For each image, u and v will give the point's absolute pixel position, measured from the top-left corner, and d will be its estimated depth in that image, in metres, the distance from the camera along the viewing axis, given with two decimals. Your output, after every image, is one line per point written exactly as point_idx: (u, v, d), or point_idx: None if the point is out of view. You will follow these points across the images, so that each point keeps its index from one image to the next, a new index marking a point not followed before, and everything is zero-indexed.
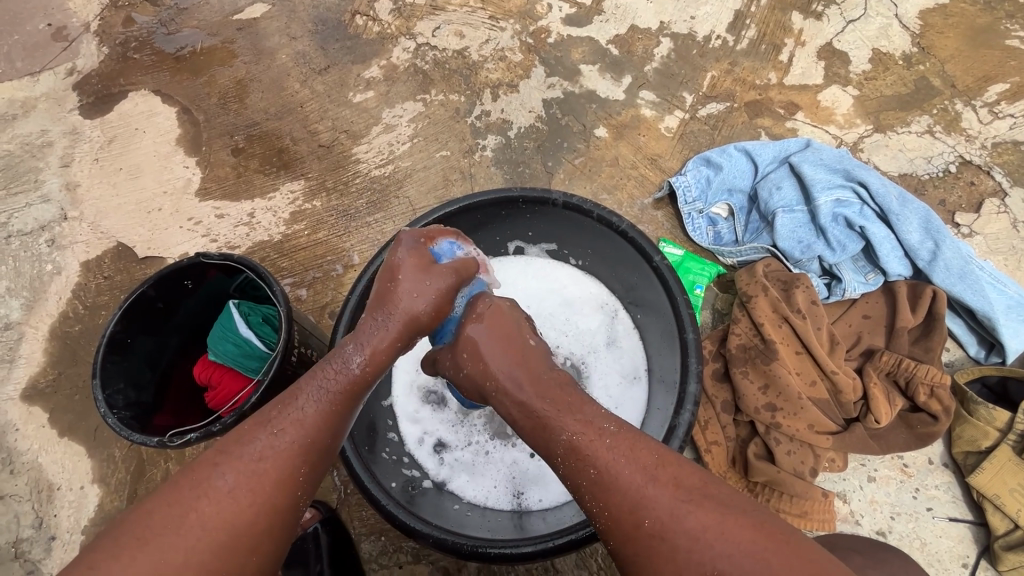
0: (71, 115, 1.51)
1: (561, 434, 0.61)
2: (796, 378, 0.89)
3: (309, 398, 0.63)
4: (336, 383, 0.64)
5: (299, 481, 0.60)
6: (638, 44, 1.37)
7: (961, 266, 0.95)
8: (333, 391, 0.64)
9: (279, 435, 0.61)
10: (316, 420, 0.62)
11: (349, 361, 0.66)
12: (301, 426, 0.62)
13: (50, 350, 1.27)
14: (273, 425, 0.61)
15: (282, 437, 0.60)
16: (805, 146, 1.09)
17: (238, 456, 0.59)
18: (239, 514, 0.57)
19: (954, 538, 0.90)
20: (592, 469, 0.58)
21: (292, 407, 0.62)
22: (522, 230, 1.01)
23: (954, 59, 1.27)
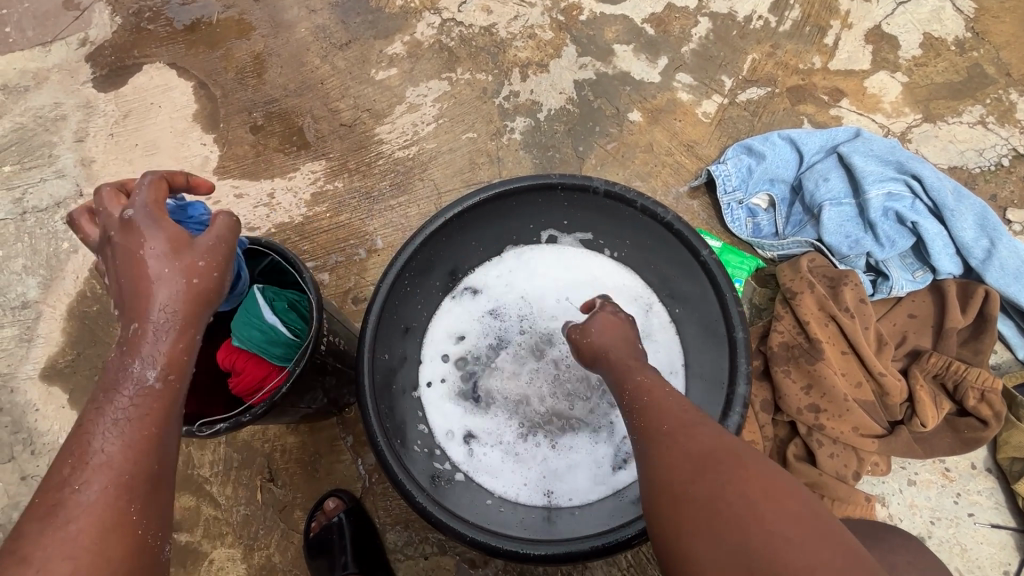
0: (85, 87, 1.47)
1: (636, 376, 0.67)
2: (842, 378, 0.86)
3: (109, 428, 0.51)
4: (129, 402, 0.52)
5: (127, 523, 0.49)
6: (675, 23, 1.31)
7: (1017, 266, 0.92)
8: (132, 410, 0.52)
9: (83, 488, 0.48)
10: (120, 437, 0.51)
11: (135, 369, 0.54)
12: (114, 464, 0.50)
13: (68, 330, 1.25)
14: (69, 472, 0.49)
15: (89, 488, 0.48)
16: (854, 135, 1.04)
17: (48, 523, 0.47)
18: (83, 547, 0.46)
19: (995, 544, 0.88)
20: (644, 395, 0.63)
21: (86, 443, 0.50)
22: (557, 219, 0.97)
23: (1009, 46, 1.20)
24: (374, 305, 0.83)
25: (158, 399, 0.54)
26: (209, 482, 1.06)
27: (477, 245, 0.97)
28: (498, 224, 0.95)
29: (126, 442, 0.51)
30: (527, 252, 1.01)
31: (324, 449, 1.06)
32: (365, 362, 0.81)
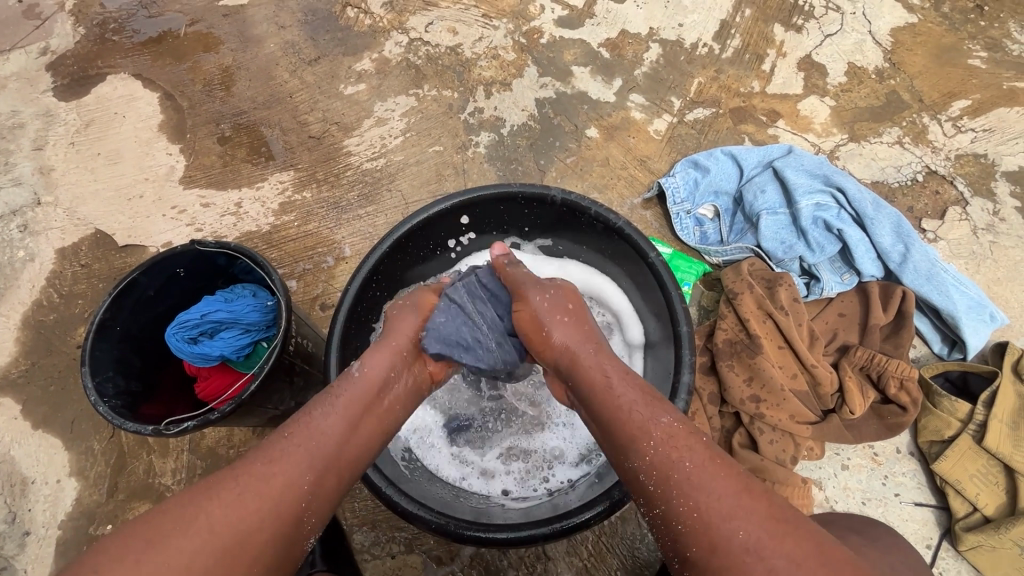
0: (45, 96, 1.46)
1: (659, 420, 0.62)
2: (779, 370, 0.95)
3: (324, 409, 0.67)
4: (344, 391, 0.69)
5: (305, 488, 0.60)
6: (628, 48, 1.41)
7: (928, 268, 1.03)
8: (342, 397, 0.69)
9: (286, 439, 0.63)
10: (327, 415, 0.66)
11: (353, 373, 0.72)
12: (314, 435, 0.63)
13: (22, 339, 1.22)
14: (284, 431, 0.64)
15: (290, 441, 0.62)
16: (787, 152, 1.15)
17: (250, 466, 0.60)
18: (295, 455, 0.61)
19: (919, 521, 0.95)
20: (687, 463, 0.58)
21: (306, 416, 0.65)
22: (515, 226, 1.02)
23: (922, 75, 1.35)
24: (342, 306, 0.87)
25: (366, 390, 0.70)
26: (172, 491, 1.08)
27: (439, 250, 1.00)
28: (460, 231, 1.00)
29: (332, 423, 0.65)
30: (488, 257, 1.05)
31: None
32: (331, 364, 0.84)
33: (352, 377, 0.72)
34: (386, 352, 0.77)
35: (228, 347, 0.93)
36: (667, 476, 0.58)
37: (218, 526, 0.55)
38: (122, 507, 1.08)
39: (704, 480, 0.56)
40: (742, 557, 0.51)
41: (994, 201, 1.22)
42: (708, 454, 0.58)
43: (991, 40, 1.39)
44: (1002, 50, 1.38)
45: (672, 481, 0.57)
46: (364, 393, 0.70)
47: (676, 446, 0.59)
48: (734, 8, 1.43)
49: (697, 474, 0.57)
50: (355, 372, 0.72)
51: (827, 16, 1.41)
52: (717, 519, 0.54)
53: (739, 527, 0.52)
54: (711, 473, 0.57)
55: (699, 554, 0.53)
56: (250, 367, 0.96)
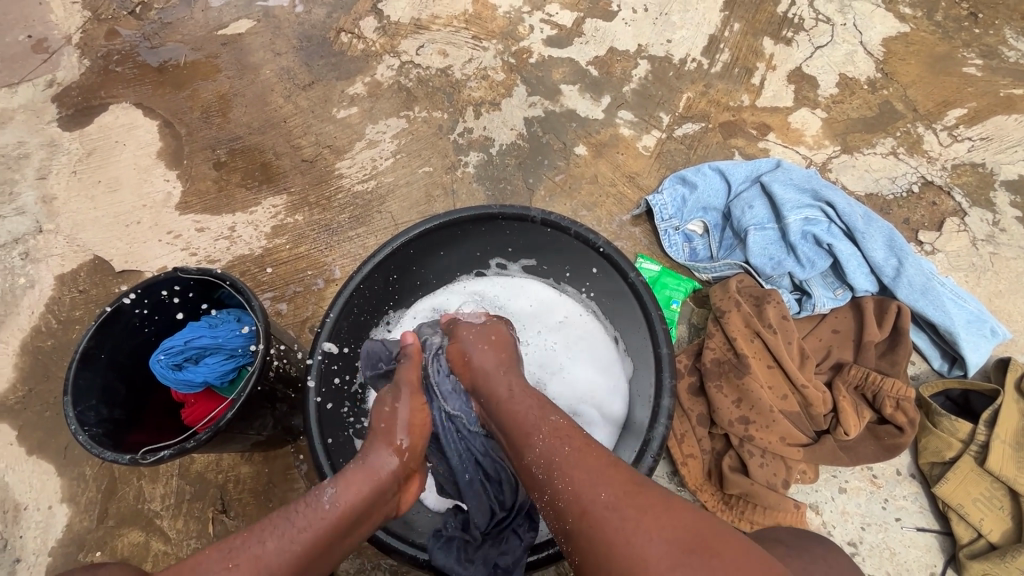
0: (49, 126, 1.50)
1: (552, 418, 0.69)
2: (768, 391, 0.93)
3: (280, 539, 0.60)
4: (307, 525, 0.62)
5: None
6: (617, 65, 1.41)
7: (923, 282, 1.00)
8: (303, 531, 0.62)
9: (229, 573, 0.56)
10: (279, 560, 0.59)
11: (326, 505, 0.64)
12: (259, 572, 0.57)
13: (20, 365, 1.24)
14: (231, 556, 0.58)
15: (233, 575, 0.56)
16: (776, 166, 1.14)
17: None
18: None
19: (921, 547, 0.92)
20: (567, 446, 0.63)
21: (260, 547, 0.59)
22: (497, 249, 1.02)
23: (916, 85, 1.33)
24: (321, 330, 0.87)
25: (329, 524, 0.64)
26: (160, 517, 1.09)
27: (421, 271, 1.01)
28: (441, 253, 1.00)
29: (285, 558, 0.60)
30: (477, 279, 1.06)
31: (278, 477, 1.10)
32: (310, 388, 0.84)
33: (322, 508, 0.64)
34: (365, 488, 0.69)
35: (212, 373, 0.93)
36: (549, 461, 0.63)
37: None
38: (111, 533, 1.08)
39: (577, 461, 0.61)
40: (603, 514, 0.55)
41: (994, 211, 1.19)
42: (585, 441, 0.64)
43: (987, 47, 1.37)
44: (998, 57, 1.35)
45: (554, 468, 0.62)
46: (328, 527, 0.63)
47: (560, 436, 0.65)
48: (723, 22, 1.43)
49: (573, 454, 0.62)
50: (326, 501, 0.65)
51: (818, 28, 1.40)
52: (586, 491, 0.58)
53: (602, 490, 0.57)
54: (583, 456, 0.62)
55: (574, 521, 0.57)
56: (234, 392, 0.96)
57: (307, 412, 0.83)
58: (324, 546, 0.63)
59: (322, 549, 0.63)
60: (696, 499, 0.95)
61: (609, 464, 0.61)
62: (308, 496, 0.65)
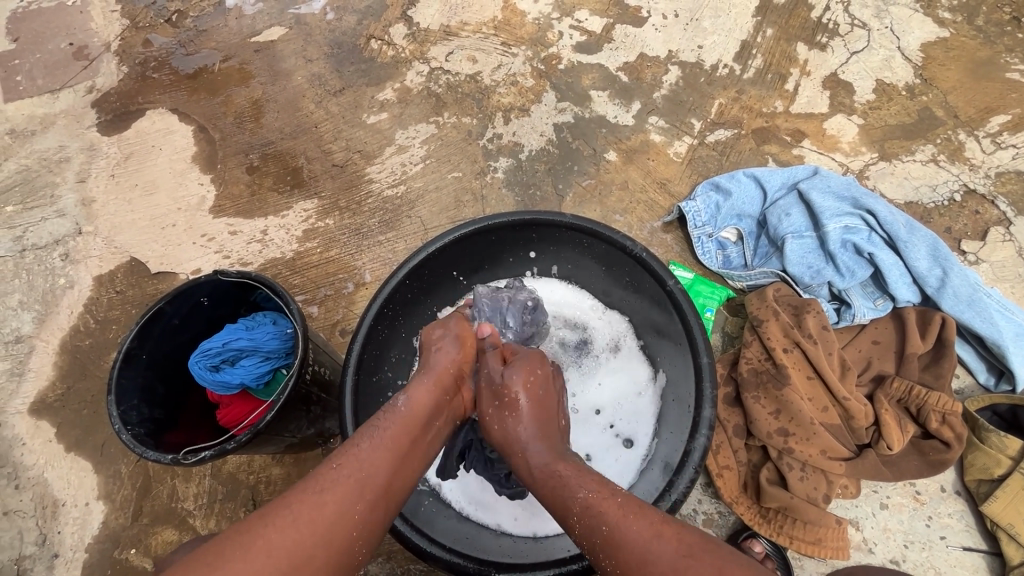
0: (89, 131, 1.54)
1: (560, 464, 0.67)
2: (808, 403, 0.91)
3: (372, 440, 0.65)
4: (389, 424, 0.68)
5: (356, 518, 0.59)
6: (647, 71, 1.40)
7: (969, 294, 0.97)
8: (388, 428, 0.67)
9: (336, 469, 0.61)
10: (373, 459, 0.63)
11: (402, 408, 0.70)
12: (360, 466, 0.62)
13: (60, 364, 1.27)
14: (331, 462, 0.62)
15: (340, 471, 0.61)
16: (813, 173, 1.13)
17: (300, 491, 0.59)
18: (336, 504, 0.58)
19: (968, 568, 0.88)
20: (580, 492, 0.61)
21: (354, 448, 0.64)
22: (539, 253, 1.02)
23: (956, 91, 1.30)
24: (358, 334, 0.87)
25: (409, 426, 0.69)
26: (193, 516, 1.10)
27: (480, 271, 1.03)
28: (479, 257, 1.01)
29: (379, 455, 0.64)
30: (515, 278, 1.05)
31: None
32: (346, 386, 0.84)
33: (396, 409, 0.70)
34: (427, 386, 0.75)
35: (248, 375, 0.94)
36: (590, 544, 0.58)
37: (275, 551, 0.53)
38: (146, 530, 1.10)
39: (625, 534, 0.56)
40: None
41: None
42: (622, 510, 0.58)
43: None
44: None
45: (601, 544, 0.57)
46: (406, 426, 0.69)
47: (596, 513, 0.59)
48: (756, 28, 1.41)
49: (615, 532, 0.57)
50: (400, 405, 0.71)
51: (853, 33, 1.38)
52: (614, 533, 0.57)
53: (631, 531, 0.56)
54: (631, 524, 0.57)
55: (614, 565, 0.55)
56: (270, 394, 0.97)
57: (344, 414, 0.83)
58: (412, 452, 0.68)
59: (410, 456, 0.67)
60: (732, 511, 0.93)
61: (654, 535, 0.55)
62: (385, 408, 0.71)
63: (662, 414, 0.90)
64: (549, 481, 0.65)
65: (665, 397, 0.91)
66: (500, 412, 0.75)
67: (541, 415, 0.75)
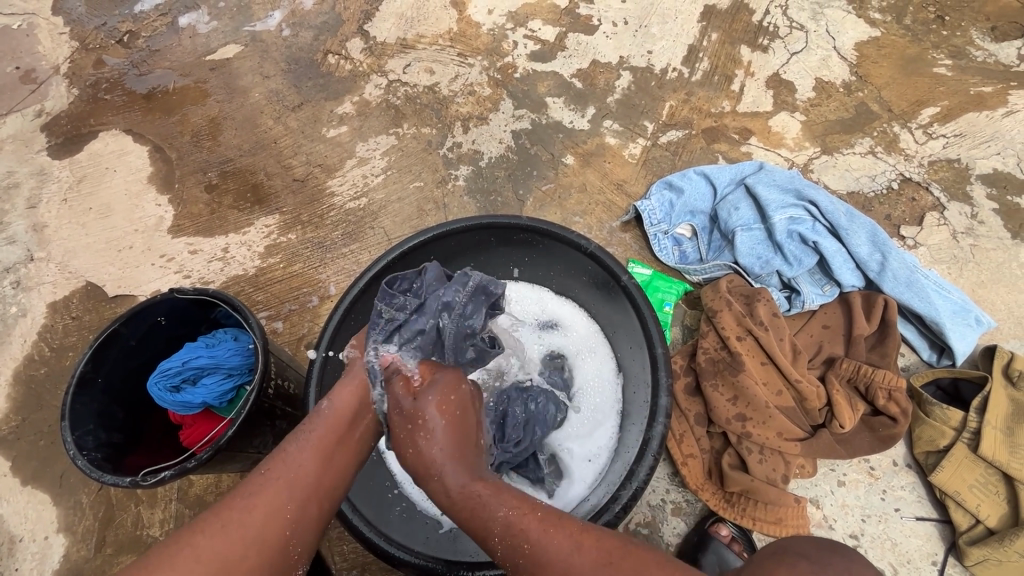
0: (39, 155, 1.51)
1: (498, 511, 0.60)
2: (763, 387, 0.94)
3: (297, 442, 0.64)
4: (314, 428, 0.65)
5: (287, 516, 0.59)
6: (600, 77, 1.45)
7: (907, 275, 1.02)
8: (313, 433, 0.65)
9: (265, 475, 0.61)
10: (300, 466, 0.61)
11: (326, 410, 0.67)
12: (290, 470, 0.61)
13: (13, 396, 1.23)
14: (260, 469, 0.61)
15: (262, 484, 0.60)
16: (758, 168, 1.18)
17: (230, 503, 0.59)
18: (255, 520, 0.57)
19: (922, 536, 0.93)
20: (524, 542, 0.58)
21: (281, 452, 0.63)
22: (514, 255, 1.02)
23: (889, 86, 1.37)
24: (320, 344, 0.87)
25: (337, 424, 0.66)
26: (159, 543, 1.07)
27: None
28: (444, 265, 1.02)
29: (306, 457, 0.63)
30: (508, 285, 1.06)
31: None
32: (310, 389, 0.84)
33: (322, 411, 0.67)
34: (353, 384, 0.70)
35: (211, 394, 0.93)
36: (514, 556, 0.58)
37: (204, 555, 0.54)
38: (110, 561, 1.07)
39: (544, 542, 0.58)
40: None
41: (971, 204, 1.22)
42: (544, 522, 0.59)
43: (955, 48, 1.42)
44: (966, 58, 1.41)
45: (521, 550, 0.58)
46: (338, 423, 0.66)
47: (516, 532, 0.58)
48: (701, 32, 1.47)
49: (537, 548, 0.58)
50: (324, 406, 0.67)
51: (792, 35, 1.45)
52: None
53: None
54: (548, 536, 0.58)
55: None
56: (233, 412, 0.96)
57: (308, 423, 0.83)
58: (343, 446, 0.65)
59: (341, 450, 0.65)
60: (699, 498, 0.95)
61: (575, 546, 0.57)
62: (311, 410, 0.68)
63: (625, 408, 0.92)
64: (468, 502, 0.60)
65: (627, 396, 0.93)
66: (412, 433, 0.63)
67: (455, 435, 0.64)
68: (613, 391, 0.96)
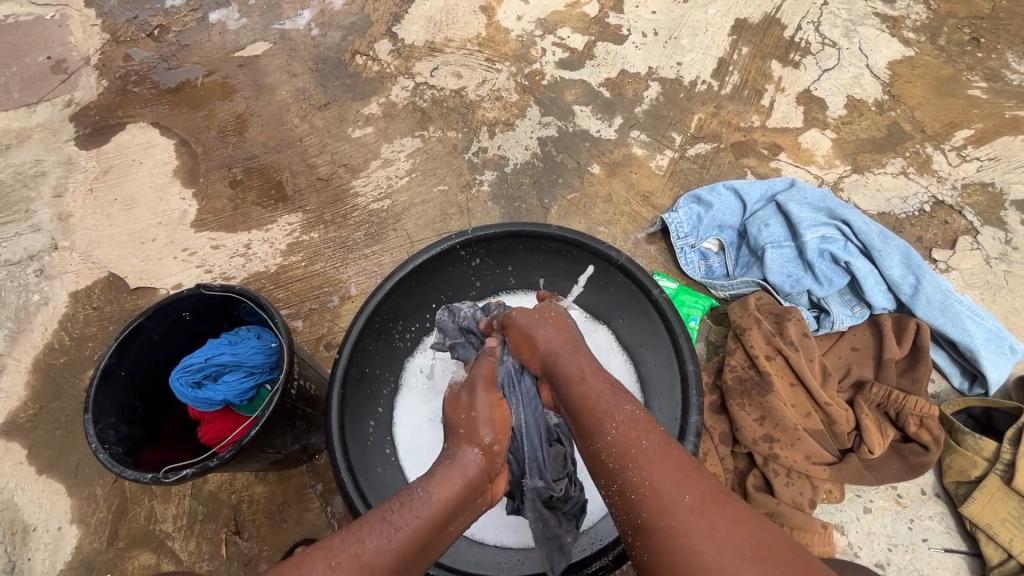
0: (67, 145, 1.52)
1: (617, 412, 0.63)
2: (792, 409, 0.93)
3: (430, 487, 0.62)
4: (456, 473, 0.65)
5: (403, 572, 0.57)
6: (628, 87, 1.44)
7: (941, 299, 1.01)
8: (454, 480, 0.64)
9: (350, 507, 0.60)
10: (431, 513, 0.60)
11: (474, 455, 0.67)
12: (414, 517, 0.59)
13: (32, 383, 1.23)
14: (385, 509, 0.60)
15: (395, 523, 0.58)
16: (790, 185, 1.16)
17: (356, 539, 0.57)
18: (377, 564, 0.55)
19: (950, 569, 0.90)
20: (638, 474, 0.57)
21: (364, 482, 0.63)
22: (576, 278, 1.00)
23: (921, 107, 1.36)
24: (345, 347, 0.86)
25: (476, 473, 0.66)
26: (172, 539, 1.07)
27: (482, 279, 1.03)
28: (472, 271, 1.01)
29: (433, 504, 0.61)
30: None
31: (292, 497, 1.08)
32: (334, 391, 0.83)
33: (461, 454, 0.67)
34: (495, 422, 0.71)
35: (231, 392, 0.92)
36: (623, 465, 0.59)
37: None
38: (122, 555, 1.06)
39: (657, 468, 0.57)
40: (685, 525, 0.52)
41: (1006, 229, 1.20)
42: (661, 446, 0.60)
43: (990, 70, 1.40)
44: (1002, 81, 1.39)
45: (626, 458, 0.59)
46: (479, 473, 0.66)
47: (621, 455, 0.59)
48: (731, 46, 1.46)
49: (648, 470, 0.57)
50: (475, 447, 0.67)
51: (824, 51, 1.43)
52: (668, 501, 0.54)
53: (684, 497, 0.54)
54: (662, 456, 0.58)
55: (649, 519, 0.54)
56: (253, 411, 0.96)
57: (330, 427, 0.82)
58: (466, 504, 0.65)
59: (463, 508, 0.64)
60: None
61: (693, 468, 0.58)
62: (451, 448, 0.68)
63: None
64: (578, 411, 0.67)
65: (651, 416, 0.92)
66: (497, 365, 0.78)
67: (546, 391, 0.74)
68: None
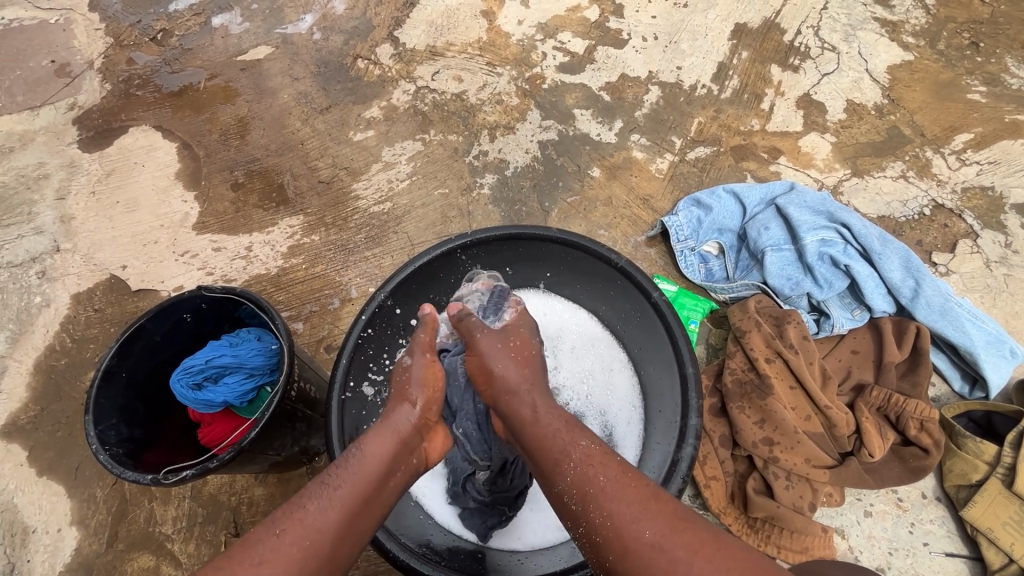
0: (70, 148, 1.53)
1: (580, 441, 0.67)
2: (792, 412, 0.93)
3: (319, 501, 0.62)
4: (342, 483, 0.64)
5: None
6: (629, 91, 1.44)
7: (941, 302, 1.00)
8: (338, 488, 0.64)
9: (280, 537, 0.58)
10: (324, 524, 0.60)
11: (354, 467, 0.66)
12: (308, 532, 0.59)
13: (33, 385, 1.23)
14: (275, 526, 0.59)
15: (282, 538, 0.58)
16: (789, 188, 1.16)
17: (241, 561, 0.56)
18: None
19: (951, 573, 0.90)
20: (601, 476, 0.62)
21: (301, 511, 0.60)
22: (594, 287, 0.99)
23: (921, 111, 1.36)
24: (345, 349, 0.86)
25: (365, 484, 0.66)
26: (171, 541, 1.07)
27: None
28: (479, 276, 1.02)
29: (329, 517, 0.61)
30: (579, 316, 1.05)
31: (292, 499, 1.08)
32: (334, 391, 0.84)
33: (354, 461, 0.67)
34: (387, 439, 0.72)
35: (232, 393, 0.92)
36: (583, 493, 0.61)
37: None
38: (121, 557, 1.06)
39: (617, 491, 0.60)
40: (649, 553, 0.54)
41: (1006, 233, 1.20)
42: (620, 469, 0.63)
43: (989, 74, 1.41)
44: (1001, 85, 1.39)
45: (588, 498, 0.61)
46: (364, 483, 0.66)
47: (592, 466, 0.63)
48: (731, 50, 1.47)
49: (611, 485, 0.61)
50: (357, 454, 0.68)
51: (824, 56, 1.44)
52: (627, 525, 0.57)
53: (645, 527, 0.56)
54: (622, 491, 0.60)
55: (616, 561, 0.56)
56: (253, 413, 0.96)
57: (329, 428, 0.82)
58: (364, 514, 0.64)
59: (361, 518, 0.64)
60: (720, 523, 0.93)
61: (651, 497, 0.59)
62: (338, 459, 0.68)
63: (650, 429, 0.92)
64: (538, 437, 0.69)
65: (652, 418, 0.92)
66: (492, 358, 0.79)
67: (494, 424, 0.71)
68: (637, 414, 0.96)
